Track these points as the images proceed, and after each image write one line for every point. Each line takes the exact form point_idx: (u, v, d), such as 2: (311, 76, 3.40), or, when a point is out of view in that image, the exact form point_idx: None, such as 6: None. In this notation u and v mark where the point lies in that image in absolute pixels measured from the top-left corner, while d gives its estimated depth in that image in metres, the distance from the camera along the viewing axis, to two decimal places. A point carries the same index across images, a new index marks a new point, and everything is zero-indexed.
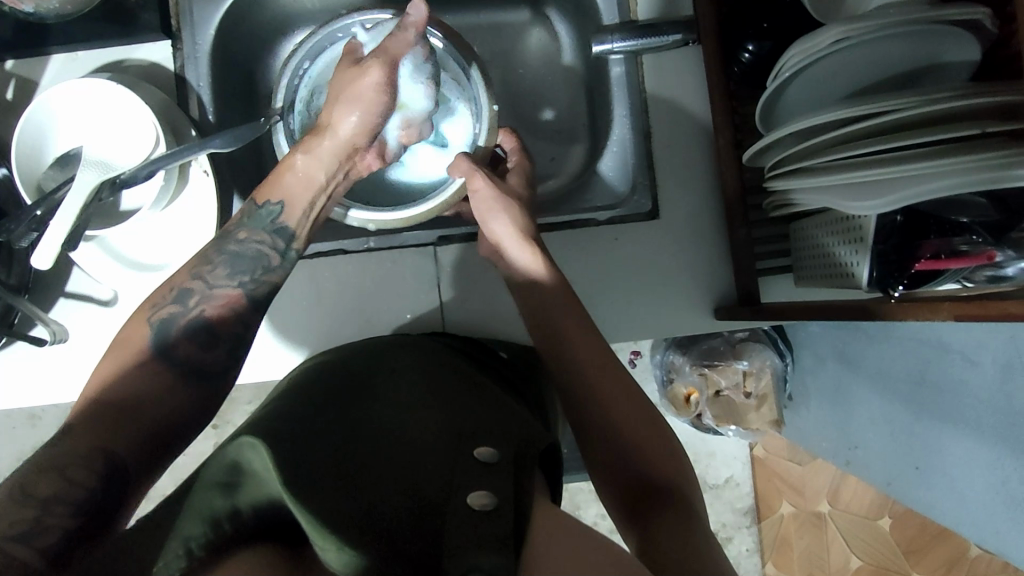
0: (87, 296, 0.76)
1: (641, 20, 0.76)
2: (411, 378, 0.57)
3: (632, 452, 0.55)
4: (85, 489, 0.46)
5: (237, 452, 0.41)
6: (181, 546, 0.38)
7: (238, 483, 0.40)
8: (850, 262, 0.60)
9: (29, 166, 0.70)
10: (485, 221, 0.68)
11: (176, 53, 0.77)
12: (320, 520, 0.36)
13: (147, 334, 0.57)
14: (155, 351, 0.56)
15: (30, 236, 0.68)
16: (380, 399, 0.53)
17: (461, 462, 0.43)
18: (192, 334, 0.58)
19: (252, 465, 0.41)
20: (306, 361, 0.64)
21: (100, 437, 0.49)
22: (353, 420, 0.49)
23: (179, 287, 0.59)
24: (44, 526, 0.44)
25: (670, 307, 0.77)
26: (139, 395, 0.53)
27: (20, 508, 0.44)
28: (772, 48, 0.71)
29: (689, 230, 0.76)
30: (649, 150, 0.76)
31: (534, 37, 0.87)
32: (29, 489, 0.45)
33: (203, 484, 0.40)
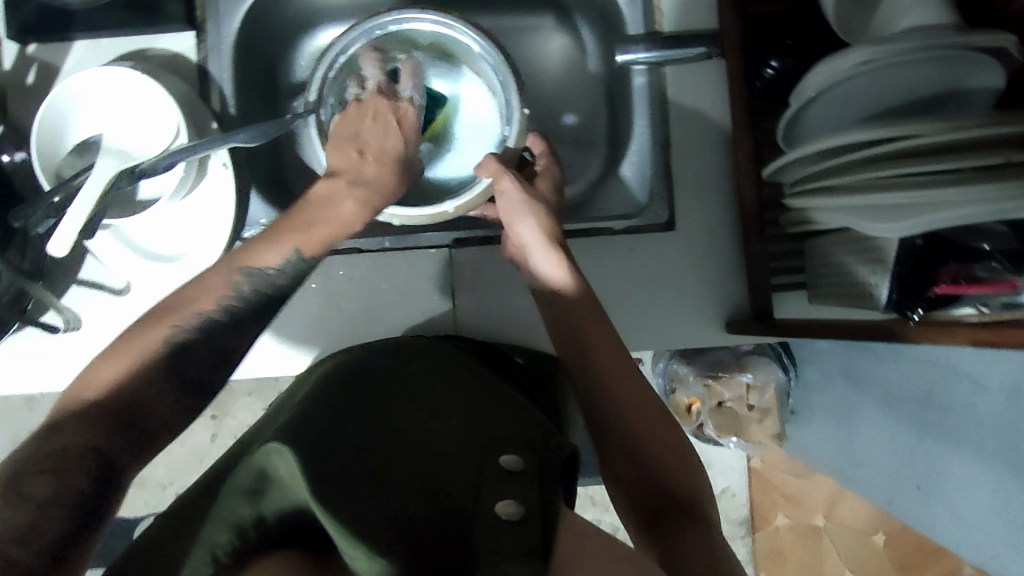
0: (99, 284, 0.76)
1: (666, 31, 0.77)
2: (430, 382, 0.57)
3: (648, 461, 0.56)
4: (81, 493, 0.46)
5: (264, 459, 0.41)
6: (208, 553, 0.39)
7: (264, 490, 0.41)
8: (869, 283, 0.60)
9: (48, 152, 0.70)
10: (512, 223, 0.68)
11: (200, 45, 0.77)
12: (351, 530, 0.37)
13: (157, 343, 0.53)
14: (164, 353, 0.53)
15: (47, 222, 0.68)
16: (400, 401, 0.53)
17: (487, 470, 0.44)
18: (206, 342, 0.55)
19: (277, 471, 0.41)
20: (324, 363, 0.65)
21: (99, 437, 0.48)
22: (377, 424, 0.49)
23: (200, 311, 0.55)
24: (43, 528, 0.44)
25: (682, 318, 0.77)
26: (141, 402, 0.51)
27: (17, 510, 0.44)
28: (795, 66, 0.71)
29: (704, 242, 0.76)
30: (668, 161, 0.77)
31: (556, 42, 0.87)
32: (23, 491, 0.45)
33: (232, 490, 0.41)
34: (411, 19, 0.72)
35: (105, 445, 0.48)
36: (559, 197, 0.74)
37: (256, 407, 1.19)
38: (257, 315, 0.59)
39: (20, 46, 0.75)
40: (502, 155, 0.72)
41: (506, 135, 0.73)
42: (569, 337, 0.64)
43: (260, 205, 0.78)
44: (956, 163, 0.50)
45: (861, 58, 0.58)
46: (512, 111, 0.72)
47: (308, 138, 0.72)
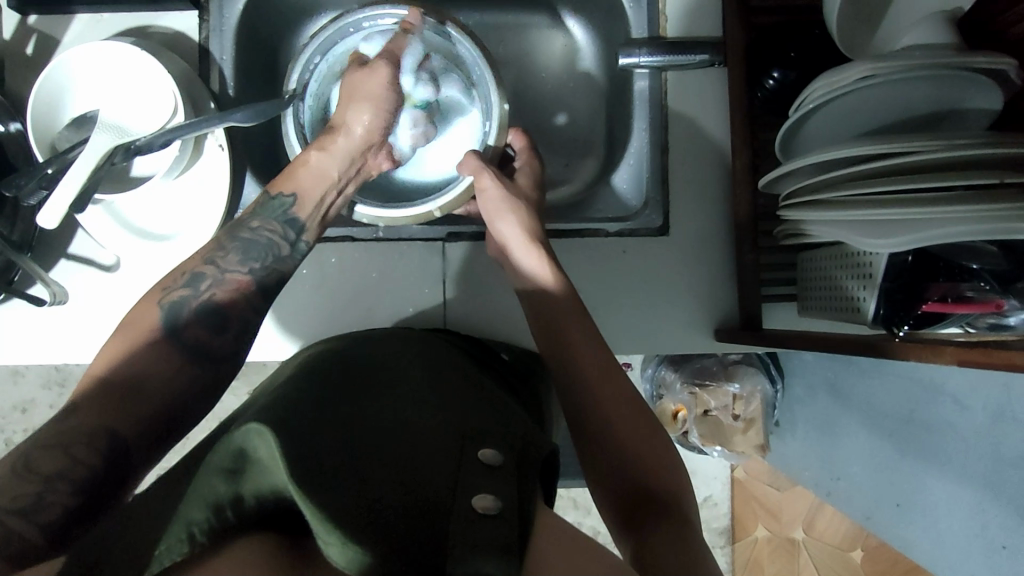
0: (88, 259, 0.75)
1: (670, 36, 0.77)
2: (413, 372, 0.57)
3: (630, 460, 0.56)
4: (87, 468, 0.45)
5: (243, 440, 0.42)
6: (184, 530, 0.39)
7: (245, 469, 0.41)
8: (859, 295, 0.60)
9: (44, 123, 0.70)
10: (492, 220, 0.70)
11: (202, 24, 0.76)
12: (322, 513, 0.37)
13: (156, 315, 0.55)
14: (169, 325, 0.55)
15: (39, 193, 0.68)
16: (386, 391, 0.54)
17: (464, 463, 0.45)
18: (203, 316, 0.56)
19: (258, 452, 0.42)
20: (310, 347, 0.64)
21: (106, 414, 0.48)
22: (356, 413, 0.49)
23: (191, 270, 0.58)
24: (45, 503, 0.43)
25: (672, 325, 0.77)
26: (144, 373, 0.52)
27: (21, 483, 0.43)
28: (796, 78, 0.69)
29: (697, 248, 0.76)
30: (666, 165, 0.76)
31: (559, 42, 0.87)
32: (32, 465, 0.44)
33: (210, 468, 0.41)
34: (384, 12, 0.74)
35: (110, 421, 0.48)
36: (539, 194, 0.74)
37: (238, 393, 1.18)
38: (250, 285, 0.59)
39: (20, 15, 0.74)
40: (483, 155, 0.72)
41: (489, 130, 0.73)
42: (550, 339, 0.64)
43: (254, 188, 0.78)
44: (946, 183, 0.51)
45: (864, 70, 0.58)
46: (493, 105, 0.72)
47: (285, 122, 0.72)
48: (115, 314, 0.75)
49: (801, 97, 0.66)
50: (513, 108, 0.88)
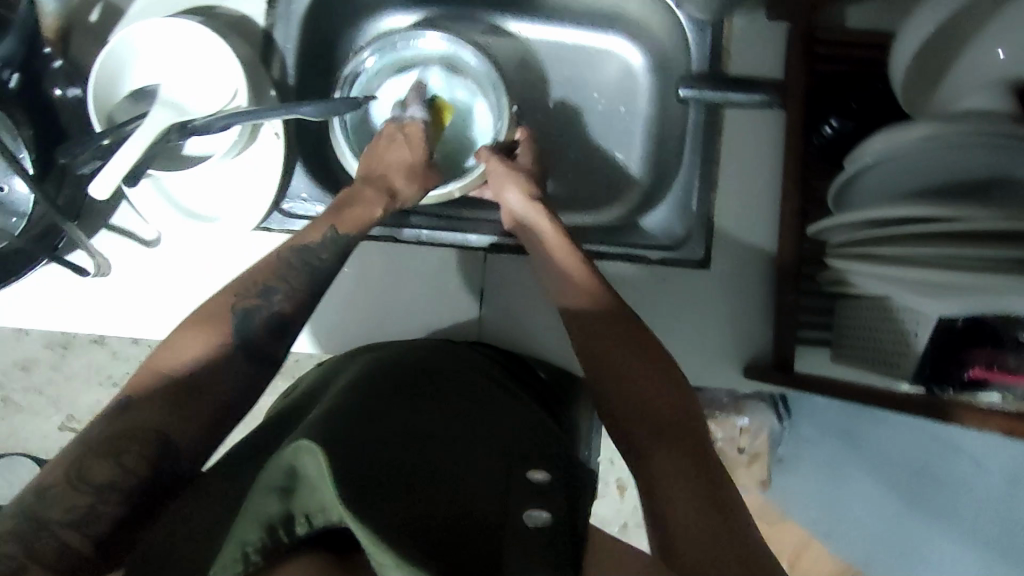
0: (129, 231, 0.75)
1: (732, 73, 0.77)
2: (451, 389, 0.57)
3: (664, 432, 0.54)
4: (138, 480, 0.45)
5: (294, 457, 0.40)
6: (237, 551, 0.39)
7: (297, 489, 0.40)
8: (901, 352, 0.61)
9: (104, 94, 0.70)
10: (500, 192, 0.73)
11: (269, 10, 0.76)
12: (379, 537, 0.37)
13: (230, 318, 0.54)
14: (231, 321, 0.54)
15: (92, 163, 0.68)
16: (429, 405, 0.54)
17: (514, 483, 0.46)
18: (270, 326, 0.55)
19: (306, 470, 0.40)
20: (357, 356, 0.64)
21: (162, 419, 0.48)
22: (397, 428, 0.49)
23: (264, 283, 0.57)
24: (98, 514, 0.43)
25: (702, 357, 0.78)
26: (209, 373, 0.51)
27: (76, 493, 0.43)
28: (854, 128, 0.70)
29: (737, 285, 0.77)
30: (714, 200, 0.77)
31: (617, 65, 0.88)
32: (85, 473, 0.44)
33: (263, 488, 0.40)
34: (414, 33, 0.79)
35: (168, 427, 0.47)
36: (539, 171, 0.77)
37: None
38: (303, 288, 0.58)
39: None
40: (493, 146, 0.76)
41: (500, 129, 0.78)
42: (574, 330, 0.63)
43: (303, 178, 0.78)
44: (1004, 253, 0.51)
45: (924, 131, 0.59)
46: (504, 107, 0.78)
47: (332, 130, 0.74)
48: (151, 291, 0.75)
49: (858, 153, 0.66)
50: (564, 124, 0.89)
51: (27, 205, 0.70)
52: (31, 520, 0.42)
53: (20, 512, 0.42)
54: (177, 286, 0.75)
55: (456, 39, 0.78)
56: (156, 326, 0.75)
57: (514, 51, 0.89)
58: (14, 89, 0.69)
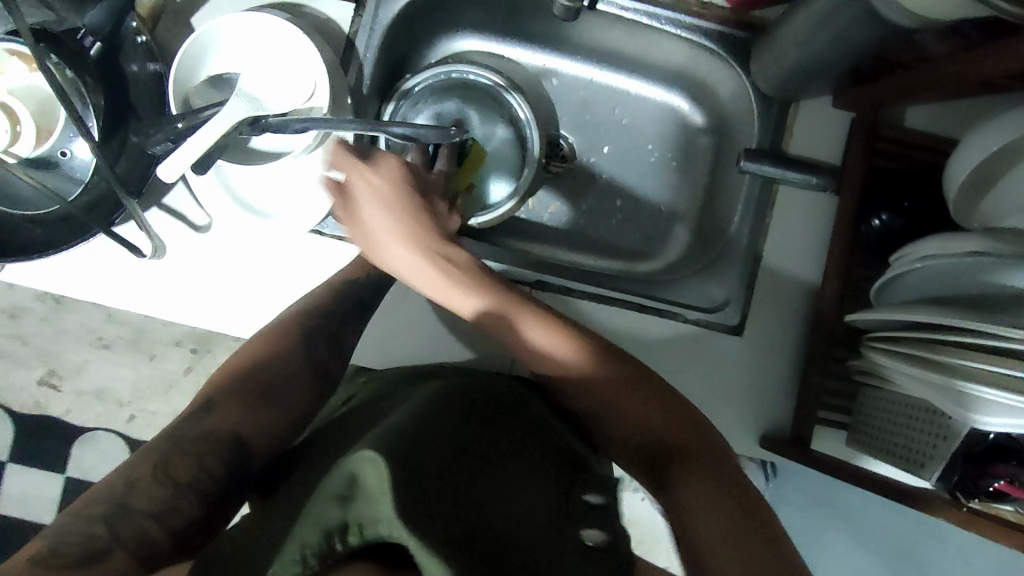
0: (181, 214, 0.74)
1: (792, 151, 0.79)
2: (494, 419, 0.59)
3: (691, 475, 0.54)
4: (212, 479, 0.55)
5: (356, 465, 0.43)
6: (298, 552, 0.40)
7: (357, 495, 0.41)
8: (927, 452, 0.62)
9: (183, 77, 0.70)
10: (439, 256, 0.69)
11: (355, 17, 0.77)
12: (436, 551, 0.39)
13: (297, 336, 0.68)
14: (297, 339, 0.68)
15: (165, 144, 0.69)
16: (477, 430, 0.56)
17: None
18: (320, 339, 0.69)
19: (366, 476, 0.42)
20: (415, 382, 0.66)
21: (237, 423, 0.59)
22: (443, 447, 0.50)
23: (319, 304, 0.70)
24: (175, 508, 0.52)
25: (723, 422, 0.79)
26: (277, 378, 0.64)
27: (158, 486, 0.53)
28: (904, 225, 0.73)
29: (766, 357, 0.79)
30: (755, 271, 0.79)
31: (675, 122, 0.90)
32: (169, 471, 0.54)
33: (325, 495, 0.42)
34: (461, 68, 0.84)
35: (242, 433, 0.59)
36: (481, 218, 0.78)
37: None
38: (348, 312, 0.71)
39: None
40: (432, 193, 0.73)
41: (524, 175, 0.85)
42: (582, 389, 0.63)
43: None
44: None
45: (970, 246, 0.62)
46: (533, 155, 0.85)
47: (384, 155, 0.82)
48: (196, 275, 0.74)
49: (904, 253, 0.69)
50: (615, 170, 0.90)
51: (87, 171, 0.70)
52: (118, 505, 0.50)
53: (110, 500, 0.51)
54: (226, 275, 0.75)
55: (505, 85, 0.85)
56: (200, 312, 0.74)
57: (578, 91, 0.91)
58: (94, 57, 0.69)
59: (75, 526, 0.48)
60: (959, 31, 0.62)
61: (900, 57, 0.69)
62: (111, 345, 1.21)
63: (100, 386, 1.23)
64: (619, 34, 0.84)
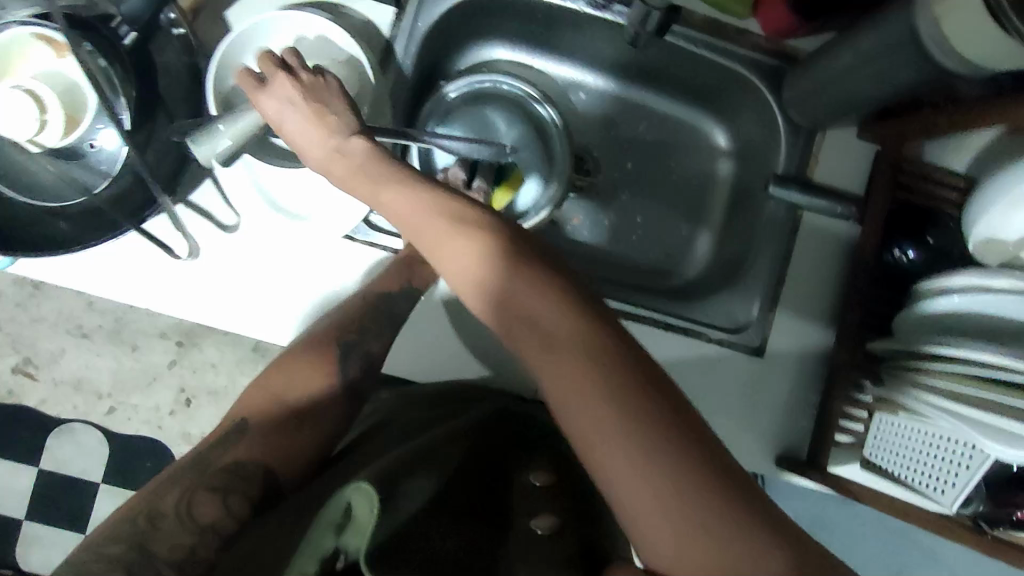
0: (209, 213, 0.72)
1: (817, 178, 0.81)
2: (481, 446, 0.64)
3: (600, 413, 0.46)
4: (235, 518, 0.56)
5: (352, 496, 0.45)
6: None
7: (350, 523, 0.44)
8: (948, 480, 0.66)
9: (221, 75, 0.68)
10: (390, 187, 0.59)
11: (395, 21, 0.76)
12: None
13: (333, 360, 0.67)
14: (330, 365, 0.67)
15: (201, 147, 0.65)
16: (462, 462, 0.60)
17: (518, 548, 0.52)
18: (360, 367, 0.69)
19: (359, 508, 0.44)
20: (437, 407, 0.71)
21: (265, 456, 0.60)
22: (428, 481, 0.55)
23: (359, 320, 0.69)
24: (196, 555, 0.52)
25: (740, 440, 0.80)
26: (312, 407, 0.65)
27: (185, 530, 0.53)
28: (924, 261, 0.76)
29: (784, 379, 0.81)
30: (777, 294, 0.81)
31: (698, 142, 0.91)
32: (194, 512, 0.54)
33: (324, 523, 0.44)
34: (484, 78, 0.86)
35: (268, 463, 0.60)
36: None
37: (228, 352, 1.17)
38: (385, 328, 0.70)
39: None
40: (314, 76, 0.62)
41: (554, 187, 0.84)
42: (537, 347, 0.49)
43: None
44: None
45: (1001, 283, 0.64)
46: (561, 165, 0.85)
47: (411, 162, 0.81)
48: (224, 277, 0.72)
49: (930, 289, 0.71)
50: (638, 186, 0.91)
51: (114, 164, 0.67)
52: (142, 550, 0.50)
53: (129, 536, 0.51)
54: (254, 277, 0.73)
55: (535, 95, 0.86)
56: (230, 316, 0.73)
57: (605, 108, 0.92)
58: (127, 46, 0.67)
59: (90, 567, 0.47)
60: (997, 80, 0.65)
61: (930, 97, 0.71)
62: (90, 334, 1.17)
63: (77, 377, 1.19)
64: (651, 57, 0.85)
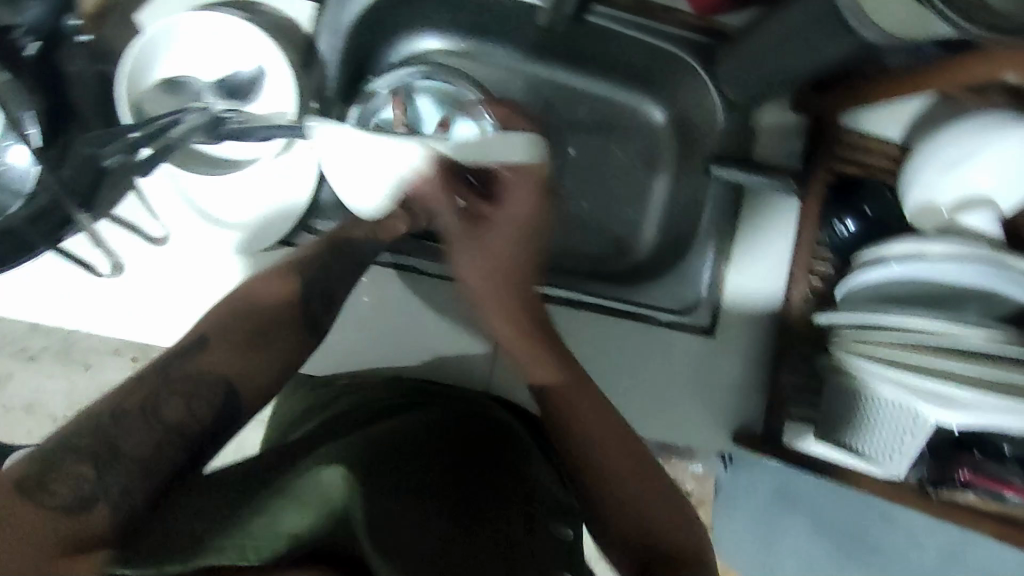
0: (137, 226, 0.70)
1: (755, 156, 0.82)
2: (466, 422, 0.68)
3: (547, 370, 0.66)
4: (200, 424, 0.53)
5: (314, 477, 0.52)
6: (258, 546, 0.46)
7: (310, 498, 0.50)
8: (895, 447, 0.65)
9: (133, 82, 0.65)
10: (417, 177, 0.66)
11: (317, 17, 0.74)
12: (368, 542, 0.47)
13: (298, 279, 0.64)
14: (295, 285, 0.64)
15: (117, 157, 0.62)
16: (449, 436, 0.64)
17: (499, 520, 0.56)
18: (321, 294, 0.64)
19: (325, 483, 0.51)
20: (436, 386, 0.75)
21: (229, 366, 0.56)
22: (411, 449, 0.59)
23: (319, 259, 0.65)
24: (163, 455, 0.50)
25: (695, 419, 0.81)
26: (279, 324, 0.61)
27: (151, 429, 0.50)
28: (858, 232, 0.77)
29: (734, 356, 0.81)
30: (723, 273, 0.81)
31: (638, 123, 0.90)
32: (160, 412, 0.51)
33: (295, 497, 0.50)
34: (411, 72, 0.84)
35: (233, 375, 0.56)
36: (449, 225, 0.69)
37: None
38: (350, 264, 0.67)
39: None
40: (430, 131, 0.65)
41: None
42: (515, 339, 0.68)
43: (335, 193, 0.74)
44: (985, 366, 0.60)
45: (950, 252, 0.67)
46: None
47: None
48: (159, 291, 0.70)
49: (859, 262, 0.73)
50: (581, 171, 0.90)
51: (26, 181, 0.61)
52: (110, 447, 0.48)
53: (93, 431, 0.49)
54: (187, 290, 0.71)
55: (470, 86, 0.86)
56: (161, 331, 0.70)
57: (544, 94, 0.90)
58: (31, 58, 0.63)
59: (63, 461, 0.46)
60: (922, 50, 0.65)
61: (859, 69, 0.72)
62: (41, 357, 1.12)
63: (30, 400, 1.12)
64: (585, 40, 0.84)
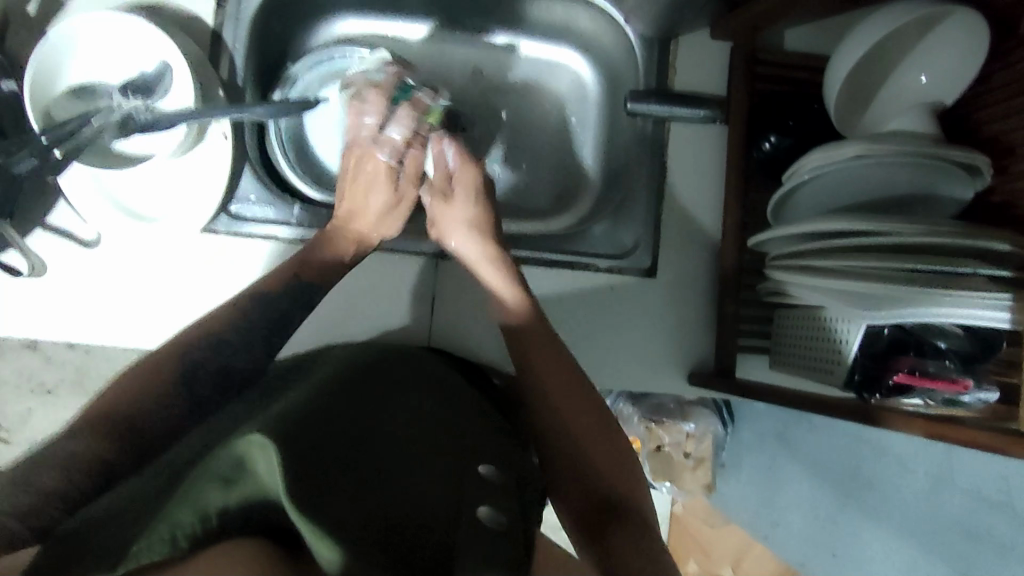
0: (67, 232, 0.72)
1: (678, 88, 0.80)
2: (413, 390, 0.64)
3: (549, 342, 0.69)
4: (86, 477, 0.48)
5: (245, 450, 0.45)
6: (168, 531, 0.40)
7: (238, 478, 0.43)
8: (835, 360, 0.63)
9: (41, 91, 0.68)
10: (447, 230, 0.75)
11: (218, 10, 0.76)
12: (324, 533, 0.41)
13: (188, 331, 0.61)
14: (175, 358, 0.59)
15: (30, 161, 0.64)
16: (387, 409, 0.59)
17: (466, 477, 0.54)
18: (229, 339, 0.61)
19: (255, 464, 0.44)
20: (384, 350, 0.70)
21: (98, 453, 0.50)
22: (336, 442, 0.50)
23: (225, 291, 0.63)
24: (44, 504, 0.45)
25: (649, 364, 0.79)
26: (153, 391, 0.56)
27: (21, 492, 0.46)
28: (790, 145, 0.74)
29: (681, 294, 0.79)
30: (660, 210, 0.80)
31: (566, 78, 0.90)
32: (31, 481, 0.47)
33: (209, 474, 0.43)
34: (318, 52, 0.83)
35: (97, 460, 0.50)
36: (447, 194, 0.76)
37: None
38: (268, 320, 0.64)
39: None
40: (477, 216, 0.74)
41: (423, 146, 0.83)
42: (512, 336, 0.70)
43: (254, 180, 0.77)
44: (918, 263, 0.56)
45: (885, 150, 0.62)
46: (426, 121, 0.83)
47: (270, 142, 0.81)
48: (92, 291, 0.72)
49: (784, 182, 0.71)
50: (516, 132, 0.90)
51: None
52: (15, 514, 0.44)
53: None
54: (121, 286, 0.73)
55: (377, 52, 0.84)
56: (97, 330, 0.72)
57: (467, 57, 0.90)
58: None
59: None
60: None
61: None
62: None
63: None
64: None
